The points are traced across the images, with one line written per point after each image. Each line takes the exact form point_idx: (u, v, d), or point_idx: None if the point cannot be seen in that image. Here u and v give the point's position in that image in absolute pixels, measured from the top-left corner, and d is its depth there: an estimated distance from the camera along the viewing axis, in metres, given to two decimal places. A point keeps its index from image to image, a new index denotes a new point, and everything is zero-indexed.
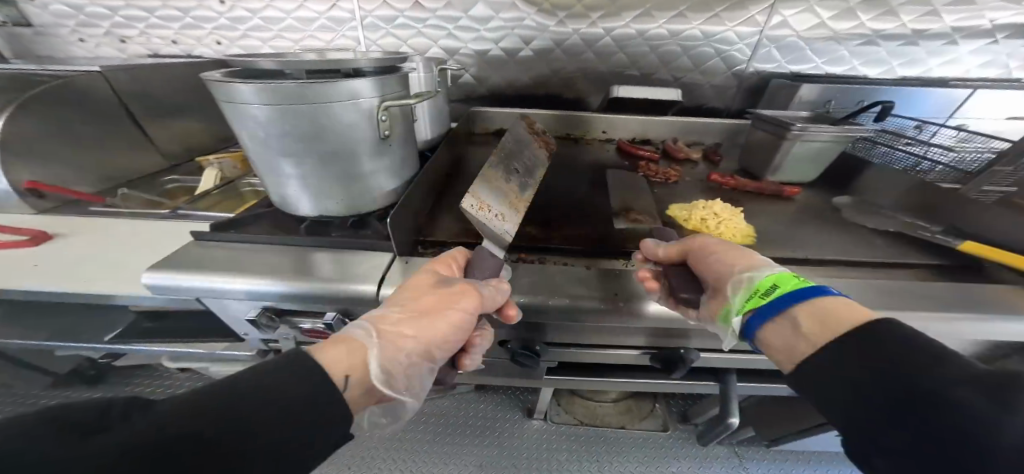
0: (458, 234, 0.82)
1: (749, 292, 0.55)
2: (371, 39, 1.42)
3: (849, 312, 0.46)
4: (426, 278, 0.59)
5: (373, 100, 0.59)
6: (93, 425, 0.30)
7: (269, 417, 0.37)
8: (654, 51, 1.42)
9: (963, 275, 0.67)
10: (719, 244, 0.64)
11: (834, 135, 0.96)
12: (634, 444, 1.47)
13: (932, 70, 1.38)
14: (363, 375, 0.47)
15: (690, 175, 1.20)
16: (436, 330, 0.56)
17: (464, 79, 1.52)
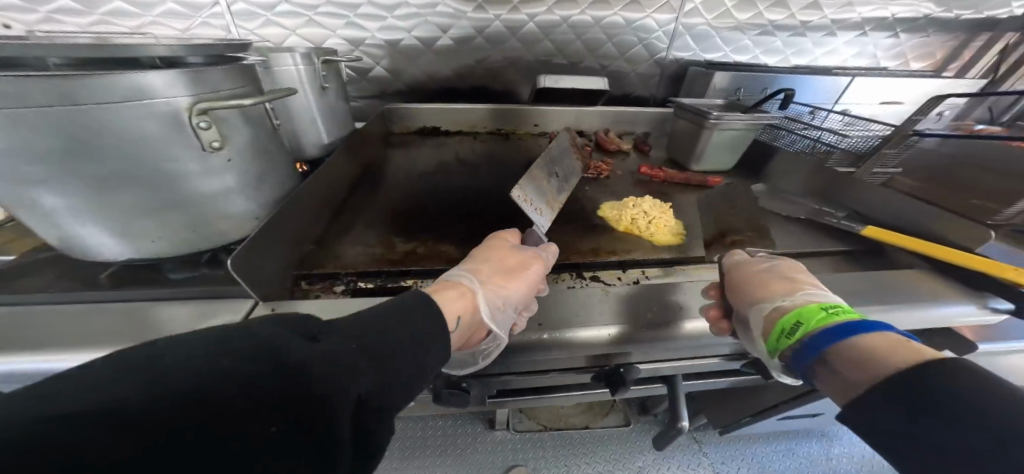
0: (356, 262, 0.68)
1: (778, 327, 0.54)
2: (247, 29, 1.14)
3: (888, 348, 0.42)
4: (500, 244, 0.66)
5: (175, 99, 0.43)
6: (305, 332, 0.33)
7: (412, 345, 0.40)
8: (580, 38, 1.36)
9: (867, 259, 0.71)
10: (760, 267, 0.62)
11: (746, 123, 0.97)
12: (595, 445, 1.37)
13: (817, 59, 1.51)
14: (466, 313, 0.52)
15: (621, 168, 1.15)
16: (523, 283, 0.58)
17: (376, 72, 1.30)
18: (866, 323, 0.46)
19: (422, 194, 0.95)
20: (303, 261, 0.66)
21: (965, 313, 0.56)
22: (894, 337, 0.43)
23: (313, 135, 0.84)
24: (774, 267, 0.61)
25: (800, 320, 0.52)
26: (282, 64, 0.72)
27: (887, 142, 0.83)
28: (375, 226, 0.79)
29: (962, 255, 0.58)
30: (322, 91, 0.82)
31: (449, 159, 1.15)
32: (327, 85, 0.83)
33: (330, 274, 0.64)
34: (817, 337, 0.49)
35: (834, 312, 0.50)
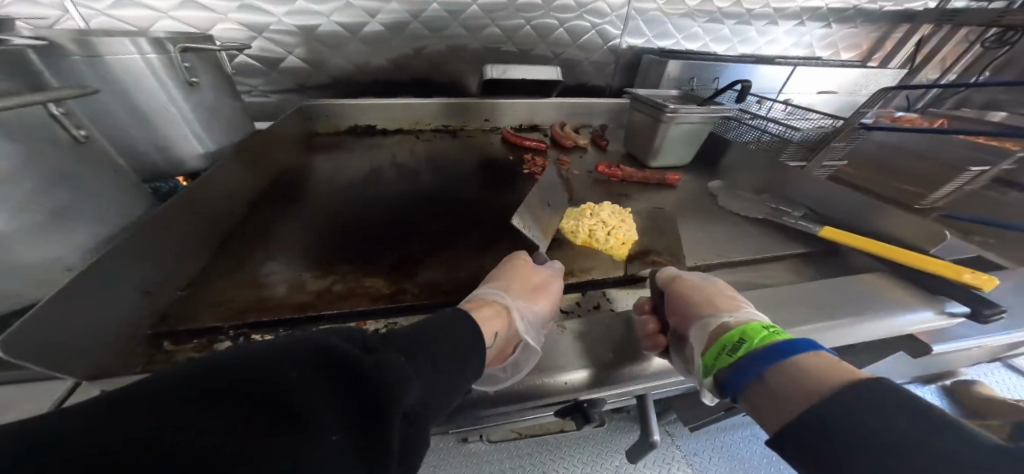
0: (245, 308, 0.53)
1: (717, 344, 0.47)
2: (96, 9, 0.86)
3: (825, 368, 0.38)
4: (519, 259, 0.60)
5: None
6: (363, 341, 0.35)
7: (453, 351, 0.41)
8: (529, 23, 1.24)
9: (825, 262, 0.69)
10: (700, 279, 0.58)
11: (702, 116, 0.92)
12: (571, 449, 1.27)
13: (761, 48, 1.53)
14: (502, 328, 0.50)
15: (579, 166, 1.07)
16: (551, 298, 0.56)
17: (290, 63, 1.08)
18: (806, 344, 0.42)
19: (347, 210, 0.79)
20: (168, 315, 0.51)
21: (924, 319, 0.54)
22: (829, 358, 0.40)
23: (186, 143, 0.66)
24: (713, 281, 0.57)
25: (742, 337, 0.45)
26: (118, 53, 0.53)
27: (839, 135, 0.83)
28: (280, 257, 0.63)
29: (902, 252, 0.59)
30: (190, 88, 0.64)
31: (385, 164, 0.99)
32: (197, 79, 0.64)
33: (205, 329, 0.49)
34: (762, 356, 0.42)
35: (773, 330, 0.45)
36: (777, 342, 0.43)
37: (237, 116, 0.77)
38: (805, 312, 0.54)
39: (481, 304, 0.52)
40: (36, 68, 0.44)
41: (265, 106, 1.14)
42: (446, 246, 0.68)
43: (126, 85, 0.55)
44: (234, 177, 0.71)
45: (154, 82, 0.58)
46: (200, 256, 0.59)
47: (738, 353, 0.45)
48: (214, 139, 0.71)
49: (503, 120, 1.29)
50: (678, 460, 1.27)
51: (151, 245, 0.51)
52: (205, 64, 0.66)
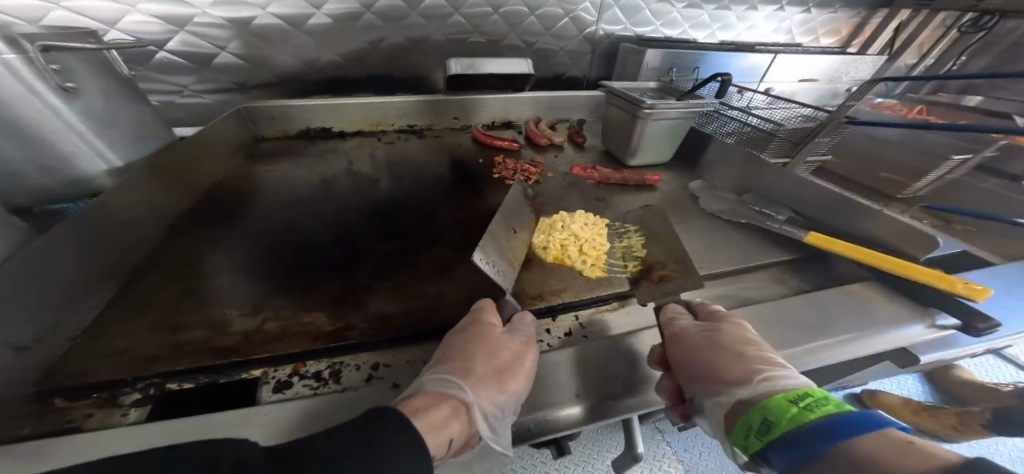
0: (156, 351, 0.43)
1: (743, 424, 0.39)
2: None
3: (886, 453, 0.28)
4: (485, 326, 0.47)
5: None
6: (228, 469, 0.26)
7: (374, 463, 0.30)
8: (497, 11, 1.14)
9: (809, 269, 0.65)
10: (708, 331, 0.47)
11: (681, 111, 0.86)
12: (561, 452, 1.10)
13: (742, 34, 1.48)
14: (459, 434, 0.38)
15: (553, 166, 1.00)
16: (524, 378, 0.44)
17: (223, 59, 0.99)
18: (855, 420, 0.31)
19: (292, 229, 0.69)
20: (56, 369, 0.39)
21: (913, 331, 0.50)
22: (898, 438, 0.29)
23: (79, 158, 0.58)
24: (721, 330, 0.47)
25: (772, 416, 0.37)
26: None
27: (824, 130, 0.78)
28: (205, 288, 0.53)
29: (881, 257, 0.54)
30: (66, 93, 0.55)
31: (340, 171, 0.90)
32: (73, 83, 0.56)
33: (106, 381, 0.39)
34: (792, 443, 0.33)
35: (811, 403, 0.36)
36: (812, 422, 0.33)
37: (145, 124, 0.70)
38: (790, 333, 0.50)
39: (434, 400, 0.39)
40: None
41: (199, 107, 1.05)
42: (402, 271, 0.61)
43: None
44: (142, 196, 0.61)
45: (18, 87, 0.49)
46: (100, 293, 0.49)
47: (767, 435, 0.36)
48: (116, 151, 0.63)
49: (474, 118, 1.20)
50: (670, 458, 1.17)
51: (27, 281, 0.40)
52: (82, 64, 0.58)
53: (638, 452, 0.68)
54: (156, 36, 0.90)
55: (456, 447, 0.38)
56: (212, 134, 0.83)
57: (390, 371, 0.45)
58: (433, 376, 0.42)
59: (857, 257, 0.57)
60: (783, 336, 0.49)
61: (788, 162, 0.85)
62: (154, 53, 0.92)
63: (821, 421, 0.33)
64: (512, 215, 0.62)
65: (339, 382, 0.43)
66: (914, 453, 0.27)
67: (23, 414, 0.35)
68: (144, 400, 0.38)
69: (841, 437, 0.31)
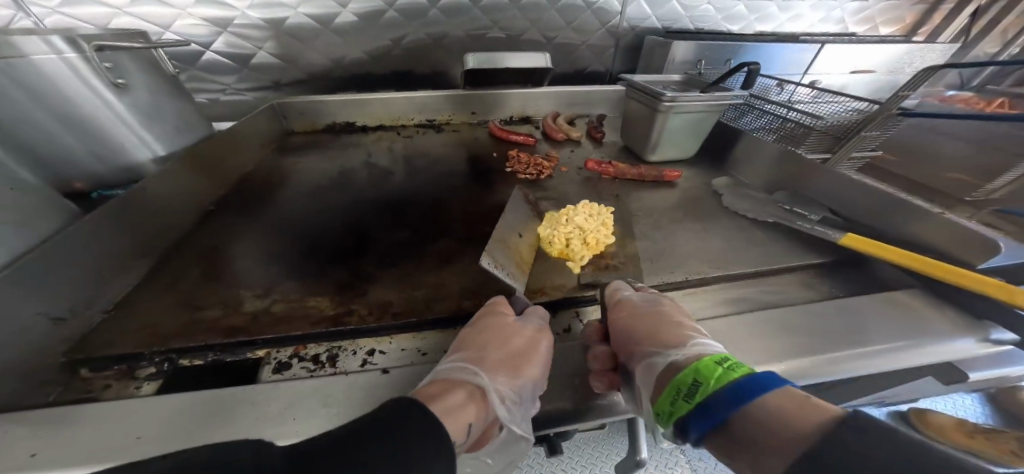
0: (170, 329, 0.46)
1: (670, 390, 0.42)
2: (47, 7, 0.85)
3: (796, 408, 0.33)
4: (500, 315, 0.48)
5: None
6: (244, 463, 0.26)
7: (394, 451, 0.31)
8: (517, 6, 1.14)
9: (843, 273, 0.59)
10: (642, 303, 0.51)
11: (705, 104, 0.81)
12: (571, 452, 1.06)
13: (784, 25, 1.36)
14: (477, 419, 0.40)
15: (568, 162, 0.98)
16: (540, 365, 0.45)
17: (260, 58, 1.07)
18: (769, 380, 0.36)
19: (308, 217, 0.73)
20: (87, 340, 0.44)
21: (959, 348, 0.45)
22: (796, 394, 0.35)
23: (130, 148, 0.65)
24: (655, 302, 0.51)
25: (702, 380, 0.40)
26: (32, 52, 0.51)
27: (872, 124, 0.70)
28: (223, 271, 0.57)
29: (924, 260, 0.48)
30: (119, 89, 0.62)
31: (359, 164, 0.94)
32: (123, 79, 0.63)
33: (125, 355, 0.42)
34: (725, 404, 0.37)
35: (730, 363, 0.40)
36: (737, 382, 0.37)
37: (184, 116, 0.76)
38: (820, 341, 0.45)
39: (449, 386, 0.40)
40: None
41: (239, 104, 1.14)
42: (406, 259, 0.62)
43: (42, 89, 0.52)
44: (179, 183, 0.66)
45: (79, 84, 0.57)
46: (133, 272, 0.54)
47: (695, 397, 0.40)
48: (161, 142, 0.70)
49: (491, 114, 1.21)
50: (684, 467, 1.10)
51: (69, 255, 0.45)
52: (132, 62, 0.65)
53: (642, 456, 0.63)
54: (202, 37, 0.98)
55: (475, 432, 0.39)
56: (246, 127, 0.89)
57: (384, 358, 0.46)
58: (449, 363, 0.43)
59: (902, 261, 0.50)
60: (809, 343, 0.45)
61: (829, 158, 0.78)
62: (200, 53, 1.00)
63: (745, 379, 0.37)
64: (514, 219, 0.65)
65: (334, 366, 0.45)
66: (812, 407, 0.33)
67: (52, 379, 0.39)
68: (156, 374, 0.42)
69: (759, 394, 0.36)
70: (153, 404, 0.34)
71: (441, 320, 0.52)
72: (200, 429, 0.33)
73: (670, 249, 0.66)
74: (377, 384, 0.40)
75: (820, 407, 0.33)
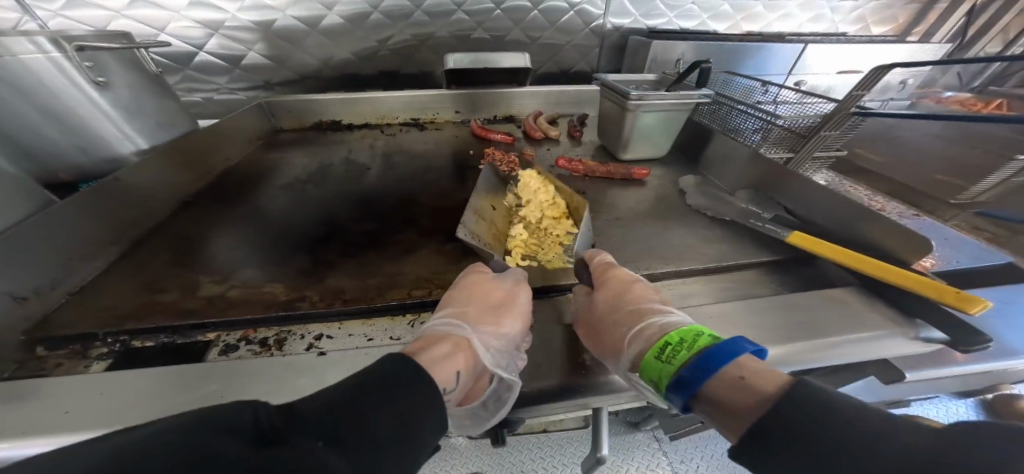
0: (127, 312, 0.50)
1: (647, 367, 0.40)
2: (49, 10, 0.91)
3: (733, 394, 0.33)
4: (478, 273, 0.52)
5: None
6: (246, 431, 0.24)
7: (394, 417, 0.29)
8: (499, 7, 1.16)
9: (793, 272, 0.59)
10: (585, 307, 0.51)
11: (674, 102, 0.82)
12: (551, 451, 1.07)
13: (772, 24, 1.36)
14: (466, 367, 0.40)
15: (543, 159, 0.99)
16: (519, 312, 0.48)
17: (251, 59, 1.11)
18: (700, 364, 0.36)
19: (281, 209, 0.76)
20: (48, 319, 0.48)
21: (892, 345, 0.45)
22: (731, 373, 0.34)
23: (114, 140, 0.73)
24: (594, 299, 0.50)
25: (653, 377, 0.40)
26: (18, 52, 0.58)
27: (828, 124, 0.70)
28: (187, 260, 0.60)
29: (888, 267, 0.48)
30: (100, 86, 0.68)
31: (338, 160, 0.97)
32: (105, 78, 0.69)
33: (79, 335, 0.46)
34: (697, 374, 0.36)
35: (670, 353, 0.39)
36: (677, 375, 0.37)
37: (167, 112, 0.82)
38: (787, 323, 0.47)
39: (435, 341, 0.41)
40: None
41: (231, 102, 1.18)
42: (365, 250, 0.64)
43: (22, 85, 0.59)
44: (155, 177, 0.70)
45: (62, 80, 0.63)
46: (103, 258, 0.58)
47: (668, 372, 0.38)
48: (142, 135, 0.77)
49: (475, 113, 1.23)
50: (665, 468, 1.03)
51: (35, 241, 0.50)
52: (115, 62, 0.70)
53: (601, 454, 0.56)
54: (196, 39, 1.03)
55: (464, 380, 0.39)
56: (231, 124, 0.93)
57: (330, 342, 0.49)
58: (436, 321, 0.45)
59: (853, 264, 0.50)
60: (782, 328, 0.47)
61: (791, 158, 0.79)
62: (194, 54, 1.05)
63: (682, 371, 0.37)
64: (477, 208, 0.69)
65: (279, 349, 0.47)
66: (749, 384, 0.33)
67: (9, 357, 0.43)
68: (107, 354, 0.45)
69: (699, 382, 0.35)
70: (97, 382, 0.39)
71: (387, 307, 0.53)
72: (136, 409, 0.36)
73: (627, 244, 0.66)
74: (308, 366, 0.42)
75: (765, 380, 0.33)
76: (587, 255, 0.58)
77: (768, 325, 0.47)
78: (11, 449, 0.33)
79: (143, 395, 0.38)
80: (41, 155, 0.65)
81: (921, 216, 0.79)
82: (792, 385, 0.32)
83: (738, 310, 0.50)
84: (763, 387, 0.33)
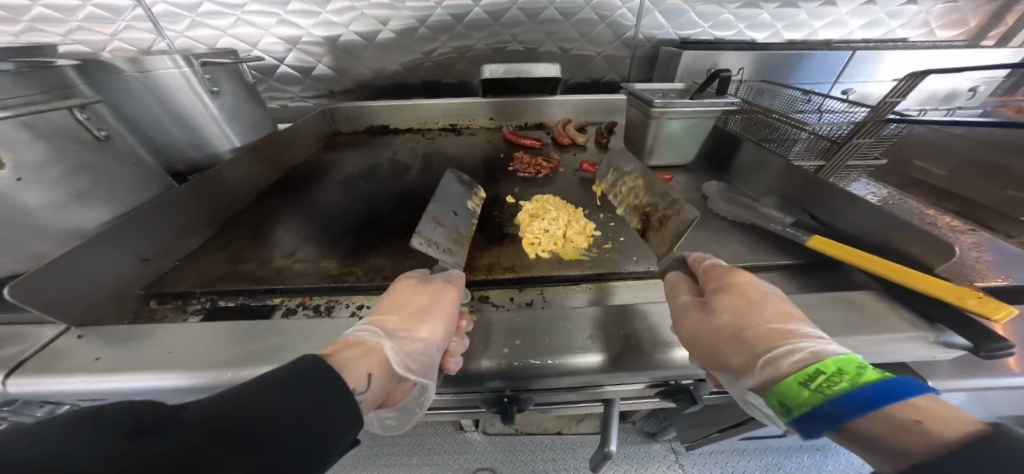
0: (215, 277, 0.62)
1: (793, 382, 0.37)
2: (176, 32, 1.13)
3: (896, 433, 0.30)
4: (408, 280, 0.54)
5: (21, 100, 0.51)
6: (128, 426, 0.24)
7: (302, 407, 0.31)
8: (536, 20, 1.24)
9: (812, 276, 0.59)
10: (699, 311, 0.47)
11: (700, 110, 0.83)
12: (564, 453, 1.09)
13: (818, 33, 1.31)
14: (380, 368, 0.40)
15: (569, 164, 1.04)
16: (441, 316, 0.49)
17: (318, 70, 1.28)
18: (851, 406, 0.32)
19: (333, 201, 0.88)
20: (161, 279, 0.62)
21: (909, 349, 0.45)
22: (901, 414, 0.30)
23: (218, 141, 0.89)
24: (716, 305, 0.47)
25: (786, 400, 0.37)
26: (159, 67, 0.76)
27: (860, 131, 0.69)
28: (263, 237, 0.73)
29: (925, 277, 0.46)
30: (213, 94, 0.84)
31: (385, 160, 1.09)
32: (218, 87, 0.85)
33: (182, 292, 0.59)
34: (846, 406, 0.32)
35: (821, 381, 0.35)
36: (824, 403, 0.34)
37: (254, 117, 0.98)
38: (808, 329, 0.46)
39: (350, 345, 0.42)
40: (70, 79, 0.59)
41: (300, 109, 1.36)
42: (402, 237, 0.73)
43: (158, 92, 0.78)
44: (245, 169, 0.86)
45: (186, 90, 0.80)
46: (201, 234, 0.72)
47: (817, 396, 0.35)
48: (238, 136, 0.93)
49: (508, 120, 1.31)
50: None
51: (157, 213, 0.64)
52: (225, 75, 0.87)
53: (608, 450, 0.58)
54: (277, 52, 1.22)
55: (382, 380, 0.40)
56: (301, 127, 1.08)
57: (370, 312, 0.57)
58: (358, 326, 0.46)
59: (883, 273, 0.49)
60: None
61: (822, 166, 0.78)
62: (275, 66, 1.24)
63: (831, 401, 0.33)
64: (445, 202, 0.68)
65: (329, 313, 0.57)
66: (925, 429, 0.29)
67: (129, 307, 0.56)
68: (199, 310, 0.58)
69: (851, 416, 0.32)
70: (180, 330, 0.50)
71: None
72: (210, 354, 0.46)
73: (639, 244, 0.69)
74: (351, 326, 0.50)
75: (944, 424, 0.29)
76: (689, 254, 0.58)
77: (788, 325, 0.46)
78: (129, 381, 0.43)
79: (217, 344, 0.48)
80: (164, 147, 0.84)
81: (981, 231, 0.72)
82: (988, 434, 0.26)
83: None
84: (940, 433, 0.28)
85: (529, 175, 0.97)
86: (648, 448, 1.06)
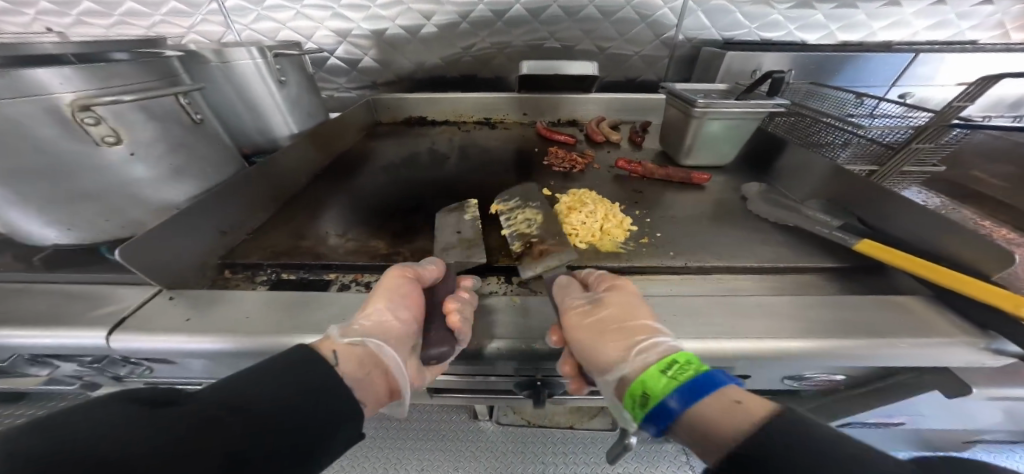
0: (279, 250, 0.68)
1: (646, 375, 0.41)
2: (241, 25, 1.21)
3: (721, 413, 0.34)
4: None
5: (145, 86, 0.56)
6: (144, 401, 0.30)
7: (297, 391, 0.37)
8: (576, 17, 1.25)
9: (857, 280, 0.58)
10: (588, 307, 0.49)
11: (744, 111, 0.82)
12: (575, 447, 1.11)
13: (874, 35, 1.24)
14: (342, 347, 0.43)
15: (603, 161, 1.05)
16: (388, 292, 0.51)
17: (364, 63, 1.34)
18: (680, 395, 0.37)
19: (377, 186, 0.93)
20: (233, 250, 0.68)
21: (958, 355, 0.44)
22: (729, 397, 0.35)
23: (280, 127, 0.96)
24: (604, 302, 0.49)
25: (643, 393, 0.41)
26: (238, 58, 0.82)
27: (920, 136, 0.66)
28: (318, 216, 0.79)
29: (977, 282, 0.44)
30: (280, 84, 0.92)
31: (424, 150, 1.14)
32: (285, 77, 0.93)
33: (252, 263, 0.65)
34: (686, 392, 0.37)
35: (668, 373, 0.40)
36: (668, 394, 0.38)
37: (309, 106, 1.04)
38: (847, 329, 0.46)
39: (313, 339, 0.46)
40: (175, 68, 0.63)
41: (345, 100, 1.43)
42: None
43: (237, 81, 0.84)
44: (301, 153, 0.92)
45: (258, 79, 0.87)
46: (265, 212, 0.78)
47: (663, 386, 0.39)
48: (296, 123, 1.00)
49: (543, 115, 1.33)
50: None
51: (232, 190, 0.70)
52: (291, 65, 0.94)
53: (628, 442, 0.59)
54: (329, 45, 1.28)
55: (347, 356, 0.43)
56: (349, 116, 1.14)
57: None
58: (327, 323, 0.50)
59: (935, 278, 0.48)
60: (842, 329, 0.46)
61: (874, 171, 0.75)
62: (326, 58, 1.31)
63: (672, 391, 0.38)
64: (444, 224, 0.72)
65: None
66: (744, 407, 0.33)
67: (207, 276, 0.62)
68: (267, 280, 0.63)
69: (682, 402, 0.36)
70: (246, 301, 0.55)
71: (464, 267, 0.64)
72: (282, 322, 0.51)
73: (675, 240, 0.70)
74: None
75: (752, 405, 0.33)
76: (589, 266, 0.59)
77: (831, 325, 0.47)
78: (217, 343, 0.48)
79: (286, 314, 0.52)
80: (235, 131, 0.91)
81: None
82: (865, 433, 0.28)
83: (796, 303, 0.51)
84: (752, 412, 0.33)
85: (564, 169, 0.99)
86: (661, 449, 1.07)
